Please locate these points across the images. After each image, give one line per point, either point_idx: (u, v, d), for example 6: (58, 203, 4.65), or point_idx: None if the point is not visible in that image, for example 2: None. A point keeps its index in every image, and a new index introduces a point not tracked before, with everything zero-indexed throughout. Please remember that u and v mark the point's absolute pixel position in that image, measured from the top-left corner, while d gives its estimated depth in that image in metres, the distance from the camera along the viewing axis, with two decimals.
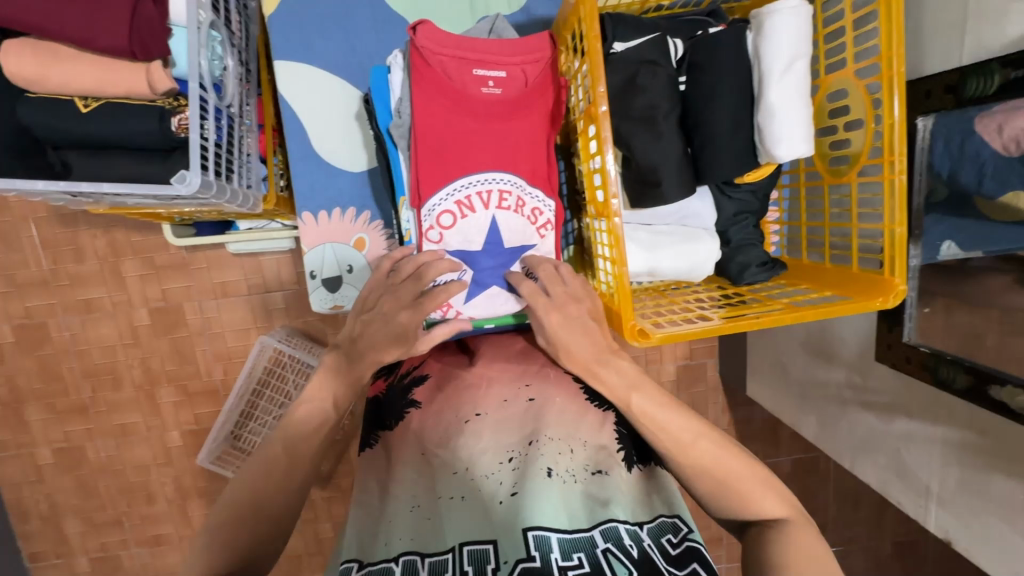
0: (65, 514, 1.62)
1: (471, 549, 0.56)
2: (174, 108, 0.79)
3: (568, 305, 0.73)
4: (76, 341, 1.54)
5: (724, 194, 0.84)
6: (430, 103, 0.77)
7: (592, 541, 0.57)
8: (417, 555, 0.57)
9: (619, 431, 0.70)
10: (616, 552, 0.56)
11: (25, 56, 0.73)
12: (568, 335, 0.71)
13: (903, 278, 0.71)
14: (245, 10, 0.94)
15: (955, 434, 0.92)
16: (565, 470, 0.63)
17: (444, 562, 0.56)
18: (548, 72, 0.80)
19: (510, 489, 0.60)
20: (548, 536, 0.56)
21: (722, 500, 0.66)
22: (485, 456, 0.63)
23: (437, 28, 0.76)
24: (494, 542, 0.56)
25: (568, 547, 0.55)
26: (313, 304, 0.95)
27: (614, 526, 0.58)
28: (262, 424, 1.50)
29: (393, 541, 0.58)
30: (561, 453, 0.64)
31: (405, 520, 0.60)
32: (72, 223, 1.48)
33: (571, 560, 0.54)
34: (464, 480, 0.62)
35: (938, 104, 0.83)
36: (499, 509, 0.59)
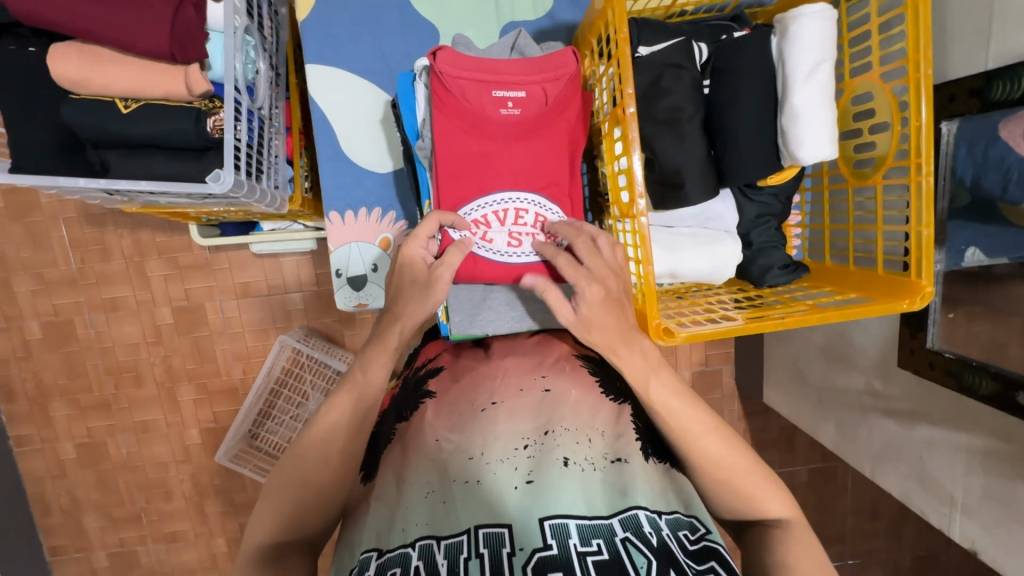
0: (85, 508, 1.65)
1: (486, 532, 0.56)
2: (210, 109, 0.81)
3: (610, 279, 0.67)
4: (100, 338, 1.57)
5: (746, 197, 0.85)
6: (449, 128, 0.77)
7: (611, 529, 0.57)
8: (434, 539, 0.56)
9: (636, 422, 0.70)
10: (635, 541, 0.56)
11: (71, 59, 0.76)
12: (604, 312, 0.66)
13: (931, 280, 0.71)
14: (276, 16, 0.97)
15: (979, 441, 0.90)
16: (583, 459, 0.62)
17: (459, 544, 0.55)
18: (570, 90, 0.78)
19: (525, 477, 0.60)
20: (566, 523, 0.56)
21: (726, 500, 0.65)
22: (500, 442, 0.63)
23: (456, 53, 0.76)
24: (508, 526, 0.56)
25: (587, 532, 0.56)
26: (338, 301, 0.97)
27: (634, 514, 0.58)
28: (279, 423, 1.53)
29: (411, 527, 0.57)
30: (579, 443, 0.63)
31: (420, 506, 0.59)
32: (100, 223, 1.52)
33: (589, 546, 0.55)
34: (480, 465, 0.61)
35: (963, 108, 0.84)
36: (514, 495, 0.59)
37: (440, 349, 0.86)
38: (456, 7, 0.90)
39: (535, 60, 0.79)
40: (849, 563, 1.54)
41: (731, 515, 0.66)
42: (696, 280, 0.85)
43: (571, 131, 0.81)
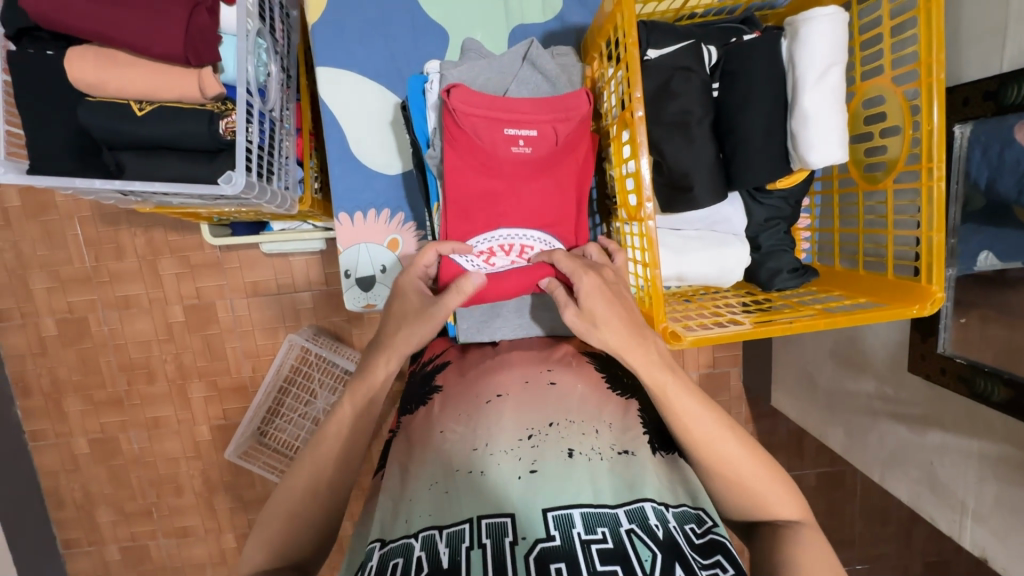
0: (98, 502, 1.68)
1: (489, 522, 0.55)
2: (222, 112, 0.83)
3: (604, 269, 0.70)
4: (113, 335, 1.60)
5: (755, 200, 0.84)
6: (459, 165, 0.77)
7: (616, 518, 0.55)
8: (436, 530, 0.55)
9: (643, 417, 0.70)
10: (640, 533, 0.54)
11: (88, 62, 0.77)
12: (603, 299, 0.66)
13: (942, 285, 0.71)
14: (287, 19, 0.98)
15: (992, 447, 0.90)
16: (590, 449, 0.62)
17: (461, 532, 0.55)
18: (580, 130, 0.78)
19: (529, 467, 0.59)
20: (570, 512, 0.55)
21: (731, 496, 0.63)
22: (503, 434, 0.63)
23: (470, 90, 0.75)
24: (512, 516, 0.55)
25: (591, 521, 0.55)
26: (347, 302, 0.98)
27: (641, 506, 0.57)
28: (288, 421, 1.54)
29: (414, 517, 0.57)
30: (585, 434, 0.63)
31: (424, 498, 0.59)
32: (114, 222, 1.54)
33: (594, 534, 0.54)
34: (484, 456, 0.61)
35: (976, 112, 0.83)
36: (517, 485, 0.58)
37: (446, 346, 0.87)
38: (465, 10, 0.90)
39: (546, 98, 0.78)
40: (857, 569, 1.53)
41: (737, 512, 0.64)
42: (704, 283, 0.85)
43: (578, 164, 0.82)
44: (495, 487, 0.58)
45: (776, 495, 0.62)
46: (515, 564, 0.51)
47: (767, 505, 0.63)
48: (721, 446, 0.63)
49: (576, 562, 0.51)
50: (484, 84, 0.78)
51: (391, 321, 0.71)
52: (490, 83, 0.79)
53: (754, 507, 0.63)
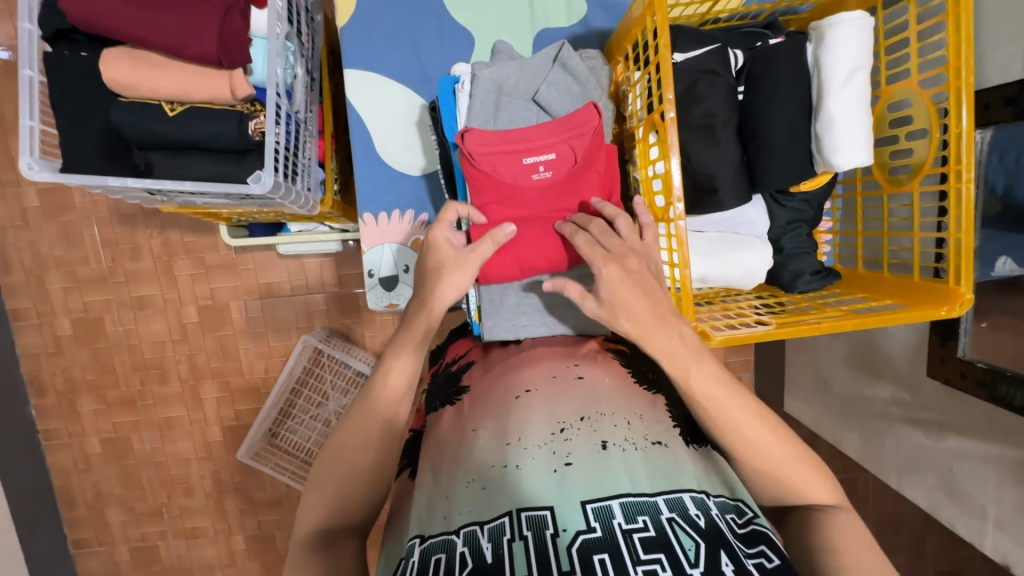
0: (109, 502, 1.68)
1: (528, 515, 0.55)
2: (251, 113, 0.84)
3: (629, 259, 0.67)
4: (128, 336, 1.61)
5: (778, 203, 0.85)
6: (486, 207, 0.77)
7: (657, 507, 0.55)
8: (477, 526, 0.56)
9: (672, 410, 0.70)
10: (681, 522, 0.54)
11: (122, 64, 0.79)
12: (624, 290, 0.65)
13: (970, 287, 0.71)
14: (312, 23, 1.00)
15: (1013, 453, 0.89)
16: (623, 440, 0.62)
17: (502, 526, 0.55)
18: (597, 144, 0.76)
19: (564, 460, 0.60)
20: (610, 503, 0.56)
21: (758, 479, 0.63)
22: (535, 429, 0.63)
23: (482, 130, 0.76)
24: (551, 508, 0.55)
25: (631, 510, 0.55)
26: (370, 302, 0.99)
27: (680, 496, 0.57)
28: (299, 423, 1.55)
29: (454, 515, 0.58)
30: (618, 426, 0.64)
31: (462, 495, 0.59)
32: (131, 222, 1.56)
33: (635, 523, 0.54)
34: (518, 450, 0.61)
35: (998, 117, 0.84)
36: (554, 478, 0.58)
37: (469, 346, 0.87)
38: (490, 14, 0.92)
39: (557, 119, 0.77)
40: None
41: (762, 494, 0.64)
42: (727, 284, 0.85)
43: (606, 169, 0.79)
44: (532, 479, 0.58)
45: (804, 477, 0.62)
46: (559, 555, 0.52)
47: (796, 506, 0.63)
48: (749, 428, 0.63)
49: (619, 552, 0.51)
50: (513, 84, 0.79)
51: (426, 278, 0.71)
52: (520, 85, 0.79)
53: (782, 490, 0.63)
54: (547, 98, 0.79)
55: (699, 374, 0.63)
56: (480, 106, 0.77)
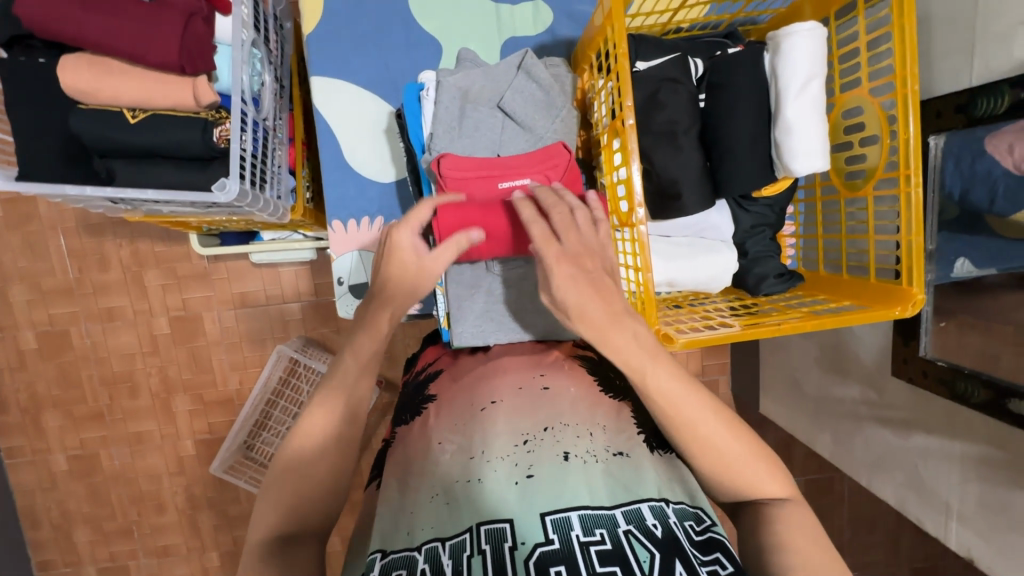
0: (76, 521, 1.63)
1: (488, 528, 0.55)
2: (216, 120, 0.83)
3: (583, 257, 0.62)
4: (96, 348, 1.57)
5: (741, 207, 0.87)
6: None
7: (614, 520, 0.56)
8: (439, 542, 0.56)
9: (637, 419, 0.70)
10: (637, 533, 0.55)
11: (81, 70, 0.77)
12: (576, 291, 0.61)
13: (922, 287, 0.73)
14: (280, 31, 1.00)
15: (973, 449, 0.92)
16: (584, 452, 0.62)
17: (462, 542, 0.55)
18: (571, 176, 0.76)
19: (525, 472, 0.60)
20: (568, 515, 0.56)
21: (719, 480, 0.62)
22: (499, 440, 0.63)
23: (458, 157, 0.76)
24: (510, 521, 0.56)
25: (589, 523, 0.55)
26: (341, 310, 0.98)
27: (638, 507, 0.58)
28: (275, 434, 1.53)
29: (416, 530, 0.57)
30: (580, 437, 0.64)
31: (427, 510, 0.59)
32: (99, 232, 1.52)
33: (592, 536, 0.54)
34: (481, 464, 0.61)
35: (949, 124, 0.87)
36: (515, 491, 0.59)
37: (439, 353, 0.87)
38: (458, 23, 0.92)
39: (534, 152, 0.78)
40: None
41: (725, 494, 0.64)
42: (693, 288, 0.86)
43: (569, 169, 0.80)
44: (494, 493, 0.59)
45: (762, 474, 0.62)
46: (515, 567, 0.52)
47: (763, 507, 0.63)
48: (706, 428, 0.61)
49: (575, 564, 0.52)
50: (478, 91, 0.79)
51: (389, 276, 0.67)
52: (484, 92, 0.80)
53: (743, 488, 0.62)
54: (512, 104, 0.79)
55: (652, 381, 0.60)
56: (445, 113, 0.77)
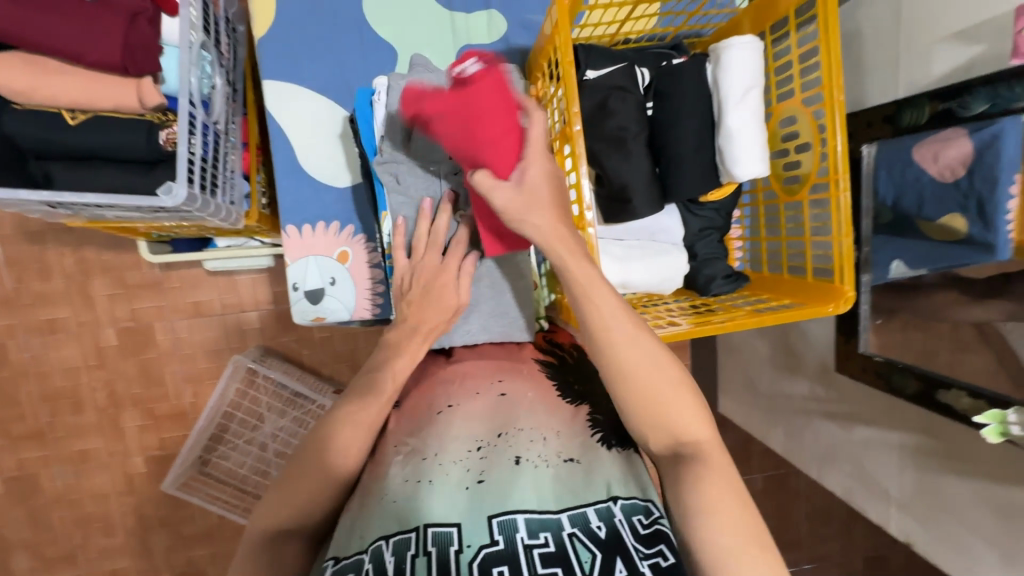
0: (13, 548, 1.53)
1: (434, 531, 0.56)
2: (162, 122, 0.81)
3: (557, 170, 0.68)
4: (36, 363, 1.48)
5: (690, 211, 0.90)
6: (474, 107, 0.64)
7: (559, 523, 0.57)
8: (384, 540, 0.56)
9: (594, 419, 0.70)
10: (581, 536, 0.56)
11: (15, 69, 0.73)
12: (547, 187, 0.64)
13: (853, 285, 0.77)
14: (233, 34, 0.98)
15: (910, 438, 0.98)
16: (537, 456, 0.63)
17: (407, 540, 0.56)
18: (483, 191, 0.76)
19: (477, 476, 0.61)
20: (515, 518, 0.57)
21: (647, 423, 0.61)
22: (453, 444, 0.64)
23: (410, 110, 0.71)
24: (458, 525, 0.57)
25: (535, 526, 0.57)
26: (295, 317, 0.95)
27: (584, 510, 0.59)
28: (233, 448, 1.49)
29: (369, 531, 0.58)
30: (534, 441, 0.65)
31: (377, 512, 0.59)
32: (40, 240, 1.45)
33: (537, 539, 0.56)
34: (432, 466, 0.62)
35: (879, 133, 0.93)
36: (465, 495, 0.59)
37: None
38: (414, 29, 0.93)
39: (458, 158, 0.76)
40: (806, 568, 1.58)
41: (655, 441, 0.62)
42: (646, 290, 0.89)
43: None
44: (441, 497, 0.59)
45: (685, 413, 0.61)
46: (459, 569, 0.54)
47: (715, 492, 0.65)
48: (639, 356, 0.61)
49: (517, 565, 0.54)
50: None
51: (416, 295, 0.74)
52: None
53: (669, 428, 0.61)
54: None
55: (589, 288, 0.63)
56: (396, 114, 0.77)
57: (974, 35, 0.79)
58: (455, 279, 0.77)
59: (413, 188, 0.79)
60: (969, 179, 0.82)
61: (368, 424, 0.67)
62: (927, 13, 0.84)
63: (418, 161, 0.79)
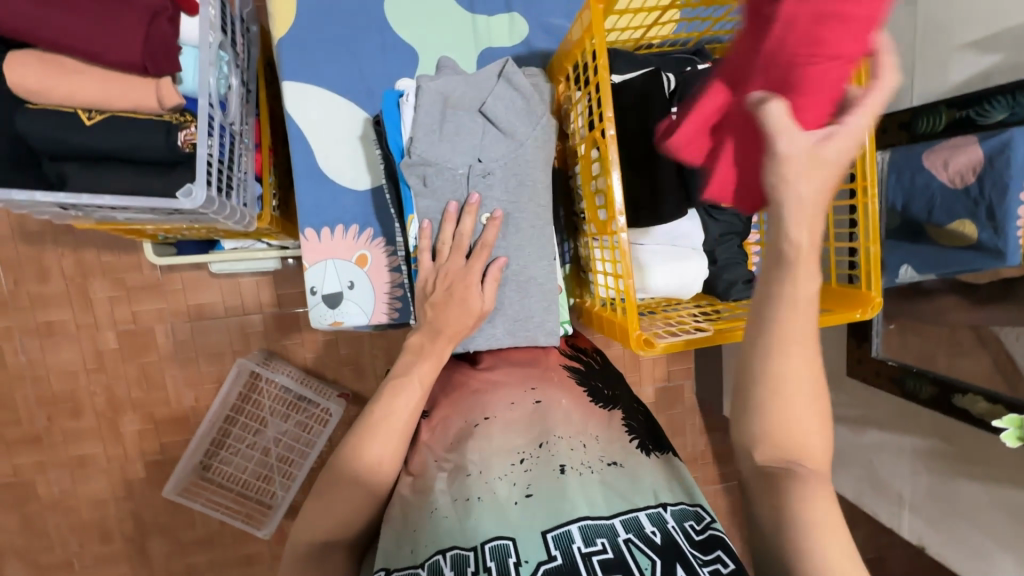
0: (8, 556, 1.50)
1: (492, 546, 0.60)
2: (181, 123, 0.78)
3: None
4: (33, 366, 1.45)
5: (710, 216, 0.89)
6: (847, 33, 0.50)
7: (613, 529, 0.61)
8: (441, 554, 0.61)
9: (628, 424, 0.75)
10: (637, 541, 0.60)
11: (31, 68, 0.72)
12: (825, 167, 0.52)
13: (879, 291, 0.78)
14: (248, 33, 0.97)
15: (923, 442, 0.99)
16: (580, 463, 0.67)
17: (467, 558, 0.60)
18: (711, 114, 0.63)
19: (524, 491, 0.65)
20: (570, 529, 0.61)
21: (772, 436, 0.58)
22: (497, 458, 0.68)
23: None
24: (513, 539, 0.60)
25: (590, 533, 0.60)
26: (313, 321, 0.94)
27: (636, 516, 0.63)
28: (234, 453, 1.46)
29: (420, 548, 0.62)
30: (574, 449, 0.69)
31: (430, 528, 0.64)
32: (38, 241, 1.42)
33: (594, 546, 0.59)
34: (478, 483, 0.66)
35: (895, 139, 0.94)
36: (516, 509, 0.63)
37: None
38: (434, 32, 0.92)
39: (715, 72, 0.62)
40: None
41: (763, 455, 0.60)
42: (667, 295, 0.89)
43: (546, 178, 0.81)
44: (495, 512, 0.63)
45: (813, 435, 0.58)
46: None
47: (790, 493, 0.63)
48: (798, 375, 0.56)
49: None
50: (460, 97, 0.78)
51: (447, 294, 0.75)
52: (465, 98, 0.78)
53: (791, 447, 0.59)
54: (494, 111, 0.77)
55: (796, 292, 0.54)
56: (424, 116, 0.76)
57: (989, 46, 0.80)
58: (479, 282, 0.76)
59: (441, 191, 0.78)
60: (979, 185, 0.80)
61: (401, 430, 0.70)
62: (945, 21, 0.85)
63: (446, 163, 0.77)
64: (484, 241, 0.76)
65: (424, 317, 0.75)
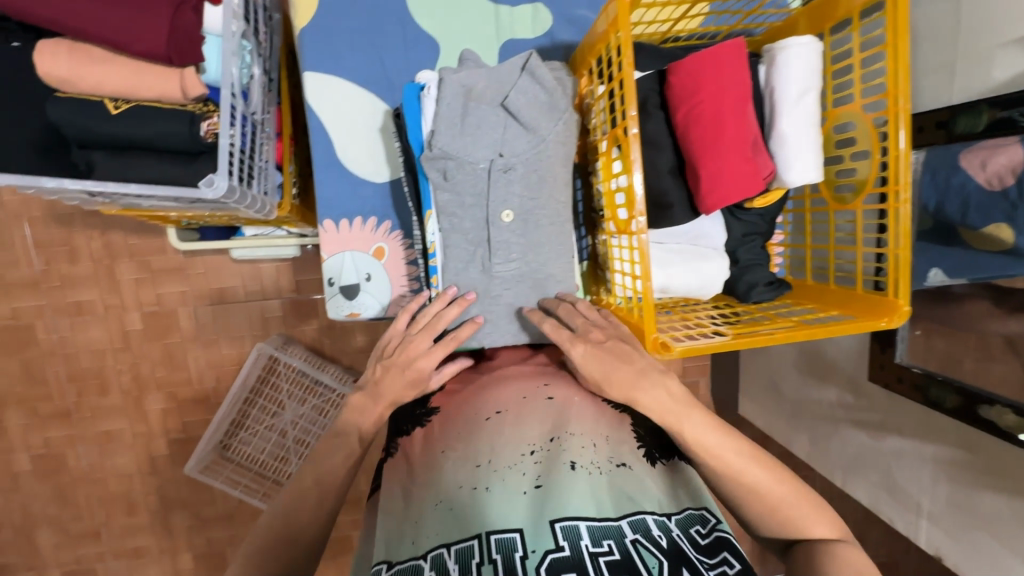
0: (40, 523, 1.56)
1: (497, 538, 0.60)
2: (204, 113, 0.79)
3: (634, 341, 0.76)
4: (63, 344, 1.50)
5: (733, 216, 0.88)
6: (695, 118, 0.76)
7: (621, 531, 0.61)
8: (444, 548, 0.61)
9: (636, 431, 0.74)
10: (645, 542, 0.61)
11: (60, 57, 0.74)
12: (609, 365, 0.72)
13: (908, 300, 0.75)
14: (270, 21, 0.97)
15: (945, 451, 0.97)
16: (590, 462, 0.66)
17: (469, 547, 0.60)
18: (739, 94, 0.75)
19: (534, 482, 0.65)
20: (577, 524, 0.61)
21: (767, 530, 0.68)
22: (506, 449, 0.68)
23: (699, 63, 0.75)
24: (519, 531, 0.60)
25: (598, 534, 0.61)
26: (330, 312, 0.95)
27: (642, 518, 0.63)
28: (252, 433, 1.50)
29: (421, 539, 0.63)
30: (585, 447, 0.68)
31: (432, 516, 0.64)
32: (68, 223, 1.46)
33: (601, 546, 0.60)
34: (488, 472, 0.66)
35: (930, 139, 0.90)
36: (524, 499, 0.63)
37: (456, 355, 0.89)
38: (457, 23, 0.91)
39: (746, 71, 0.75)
40: None
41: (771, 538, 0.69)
42: (686, 294, 0.88)
43: (564, 175, 0.81)
44: (501, 502, 0.63)
45: (804, 515, 0.67)
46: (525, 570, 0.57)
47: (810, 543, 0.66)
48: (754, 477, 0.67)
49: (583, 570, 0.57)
50: (482, 89, 0.77)
51: (401, 364, 0.76)
52: (487, 91, 0.77)
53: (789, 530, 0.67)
54: (516, 105, 0.76)
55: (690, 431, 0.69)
56: (446, 110, 0.76)
57: None
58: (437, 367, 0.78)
59: (461, 184, 0.78)
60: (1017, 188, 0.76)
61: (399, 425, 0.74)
62: (989, 15, 0.81)
63: (467, 157, 0.76)
64: (455, 336, 0.78)
65: (372, 377, 0.77)
